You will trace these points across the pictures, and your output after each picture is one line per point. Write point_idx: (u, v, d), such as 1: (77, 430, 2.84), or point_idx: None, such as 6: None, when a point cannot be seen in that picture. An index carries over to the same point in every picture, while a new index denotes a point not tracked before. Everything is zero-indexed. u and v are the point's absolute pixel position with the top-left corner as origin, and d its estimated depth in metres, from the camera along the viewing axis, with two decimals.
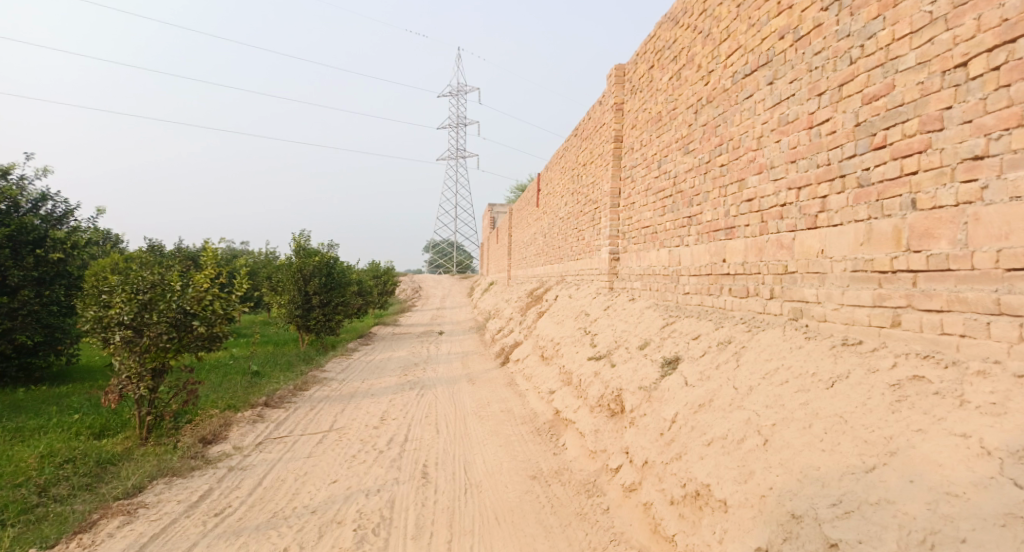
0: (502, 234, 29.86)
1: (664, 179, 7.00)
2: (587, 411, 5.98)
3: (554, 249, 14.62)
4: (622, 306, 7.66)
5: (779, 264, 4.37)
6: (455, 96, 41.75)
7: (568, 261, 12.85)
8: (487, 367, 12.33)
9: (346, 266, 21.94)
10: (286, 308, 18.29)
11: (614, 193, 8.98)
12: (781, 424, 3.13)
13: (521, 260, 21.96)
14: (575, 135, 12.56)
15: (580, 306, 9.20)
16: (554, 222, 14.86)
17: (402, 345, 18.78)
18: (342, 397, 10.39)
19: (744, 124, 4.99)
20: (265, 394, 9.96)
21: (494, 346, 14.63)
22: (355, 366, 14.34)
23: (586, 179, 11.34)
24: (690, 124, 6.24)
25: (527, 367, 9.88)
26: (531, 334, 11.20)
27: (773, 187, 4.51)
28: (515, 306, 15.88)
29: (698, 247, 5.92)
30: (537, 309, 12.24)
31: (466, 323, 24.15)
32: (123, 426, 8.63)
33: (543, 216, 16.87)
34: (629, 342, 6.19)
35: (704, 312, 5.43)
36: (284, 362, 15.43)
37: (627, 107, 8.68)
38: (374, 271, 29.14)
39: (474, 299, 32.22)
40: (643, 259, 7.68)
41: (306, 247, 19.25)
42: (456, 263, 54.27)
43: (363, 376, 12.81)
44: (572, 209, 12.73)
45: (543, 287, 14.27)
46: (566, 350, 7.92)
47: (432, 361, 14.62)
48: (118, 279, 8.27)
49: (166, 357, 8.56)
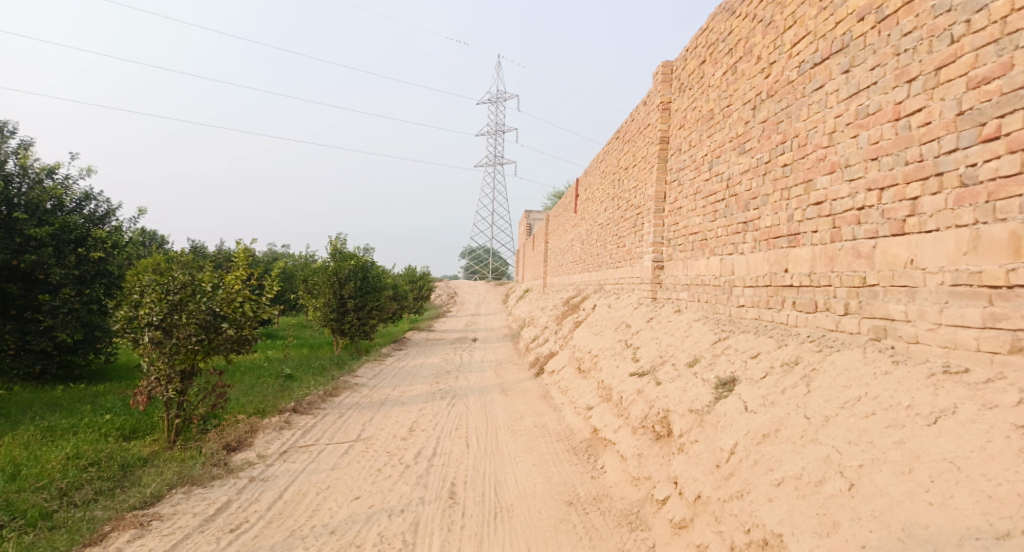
0: (538, 241, 29.45)
1: (715, 182, 6.50)
2: (629, 432, 5.51)
3: (593, 256, 14.13)
4: (667, 318, 7.16)
5: (856, 275, 3.85)
6: (494, 103, 41.67)
7: (607, 269, 12.36)
8: (521, 377, 11.91)
9: (381, 270, 21.80)
10: (321, 311, 18.19)
11: (659, 197, 8.49)
12: (871, 466, 2.65)
13: (557, 267, 21.50)
14: (617, 138, 12.08)
15: (620, 316, 8.72)
16: (593, 229, 14.37)
17: (434, 352, 18.49)
18: (372, 405, 10.07)
19: (813, 119, 4.48)
20: (294, 399, 9.68)
21: (528, 355, 14.20)
22: (388, 372, 14.08)
23: (629, 184, 10.85)
24: (746, 121, 5.74)
25: (563, 379, 9.42)
26: (567, 344, 10.74)
27: (849, 188, 3.99)
28: (551, 314, 15.43)
29: (755, 255, 5.40)
30: (574, 318, 11.77)
31: (500, 330, 23.77)
32: (152, 428, 8.42)
33: (581, 222, 16.39)
34: (675, 357, 5.70)
35: (762, 327, 4.91)
36: (317, 366, 15.24)
37: (674, 106, 8.20)
38: (409, 276, 29.03)
39: (509, 306, 31.85)
40: (690, 268, 7.17)
41: (343, 250, 19.15)
42: (492, 269, 54.04)
43: (394, 382, 12.51)
44: (613, 215, 12.24)
45: (581, 296, 13.79)
46: (605, 364, 7.46)
47: (465, 369, 14.26)
48: (148, 278, 8.09)
49: (195, 358, 8.35)
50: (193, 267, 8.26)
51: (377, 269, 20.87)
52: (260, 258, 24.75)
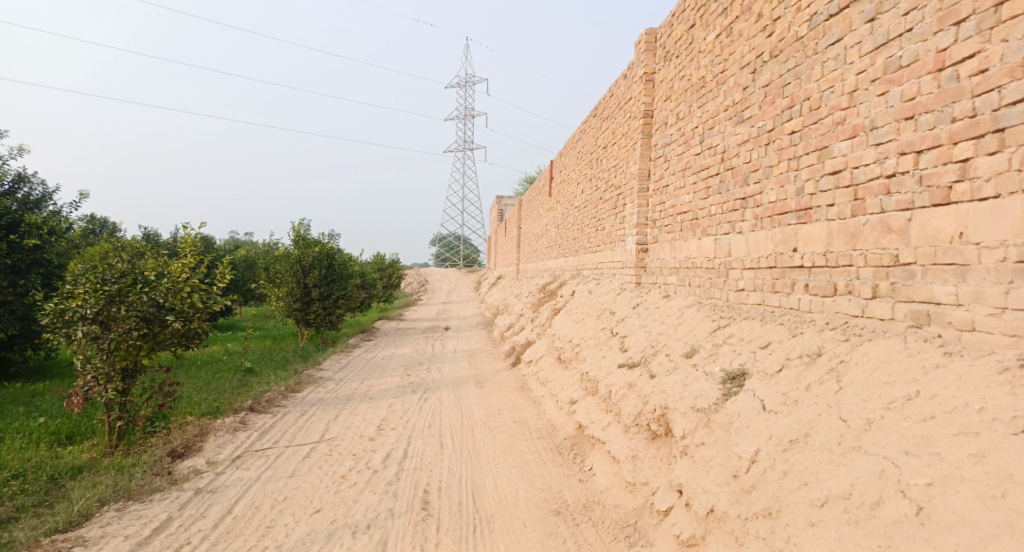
0: (510, 227, 28.84)
1: (707, 156, 5.99)
2: (620, 431, 5.01)
3: (569, 240, 13.60)
4: (654, 304, 6.67)
5: (885, 254, 3.37)
6: (463, 87, 40.79)
7: (585, 253, 11.85)
8: (496, 368, 11.36)
9: (348, 258, 20.96)
10: (284, 301, 17.36)
11: (642, 176, 7.97)
12: (943, 486, 2.29)
13: (531, 253, 20.93)
14: (595, 116, 11.52)
15: (602, 303, 8.22)
16: (569, 212, 13.83)
17: (404, 342, 17.81)
18: (337, 401, 9.39)
19: (828, 77, 3.99)
20: (250, 397, 8.95)
21: (503, 344, 13.66)
22: (356, 364, 13.38)
23: (608, 163, 10.32)
24: (745, 86, 5.23)
25: (542, 370, 8.91)
26: (545, 334, 10.22)
27: (875, 153, 3.50)
28: (525, 301, 14.90)
29: (757, 234, 4.90)
30: (551, 306, 11.24)
31: (472, 319, 23.17)
32: (93, 432, 7.65)
33: (556, 206, 15.84)
34: (669, 347, 5.21)
35: (768, 313, 4.42)
36: (279, 360, 14.44)
37: (659, 77, 7.67)
38: (378, 264, 28.18)
39: (481, 293, 31.26)
40: (679, 250, 6.67)
41: (307, 236, 18.26)
42: (463, 257, 53.31)
43: (362, 376, 11.85)
44: (590, 197, 11.71)
45: (557, 282, 13.27)
46: (589, 354, 6.95)
47: (436, 360, 13.64)
48: (82, 267, 7.28)
49: (137, 355, 7.59)
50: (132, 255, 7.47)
51: (343, 256, 20.02)
52: (219, 246, 23.61)
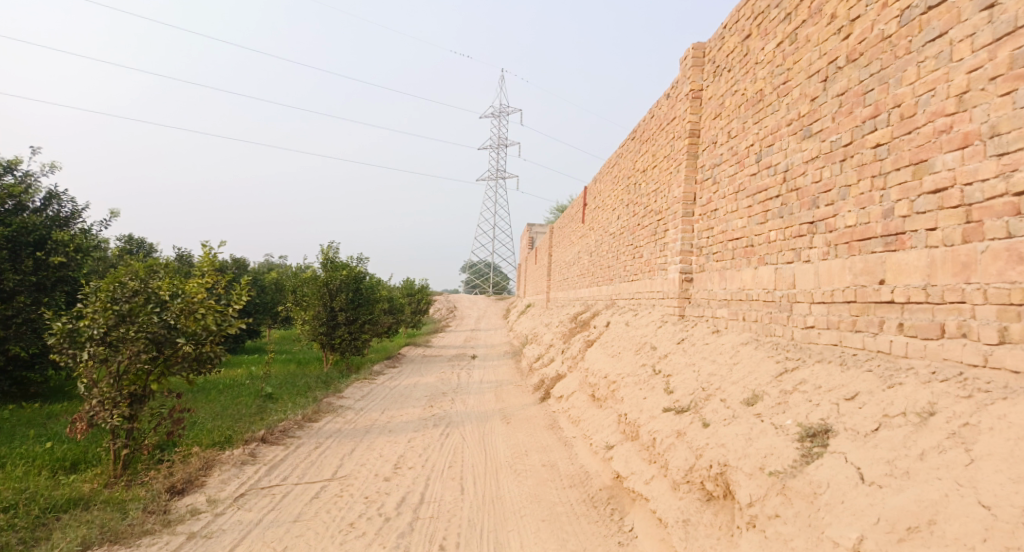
0: (540, 254, 28.27)
1: (766, 176, 5.37)
2: (666, 487, 4.35)
3: (603, 268, 12.99)
4: (702, 341, 6.00)
5: (1014, 288, 2.77)
6: (497, 114, 40.89)
7: (621, 282, 11.20)
8: (524, 402, 10.69)
9: (376, 282, 20.63)
10: (309, 325, 17.03)
11: (687, 200, 7.36)
12: None
13: (562, 281, 20.33)
14: (634, 139, 10.96)
15: (641, 337, 7.56)
16: (604, 239, 13.24)
17: (430, 370, 17.30)
18: (354, 434, 8.82)
19: (926, 79, 3.38)
20: (263, 427, 8.43)
21: (532, 376, 12.99)
22: (378, 393, 12.87)
23: (647, 187, 9.72)
24: (813, 97, 4.63)
25: (574, 407, 8.25)
26: (577, 367, 9.56)
27: (1000, 165, 2.89)
28: (556, 331, 14.24)
29: (829, 264, 4.25)
30: (583, 338, 10.57)
31: (500, 347, 22.53)
32: (98, 460, 7.22)
33: (590, 233, 15.24)
34: (725, 392, 4.54)
35: (848, 357, 3.75)
36: (301, 385, 13.98)
37: (707, 94, 7.10)
38: (406, 289, 27.80)
39: (510, 322, 30.61)
40: (731, 281, 6.01)
41: (334, 259, 17.97)
42: (493, 284, 52.88)
43: (383, 405, 11.31)
44: (627, 223, 11.10)
45: (590, 312, 12.63)
46: (627, 393, 6.29)
47: (461, 390, 13.06)
48: (92, 285, 6.91)
49: (146, 379, 7.15)
50: (145, 273, 7.07)
51: (371, 280, 19.65)
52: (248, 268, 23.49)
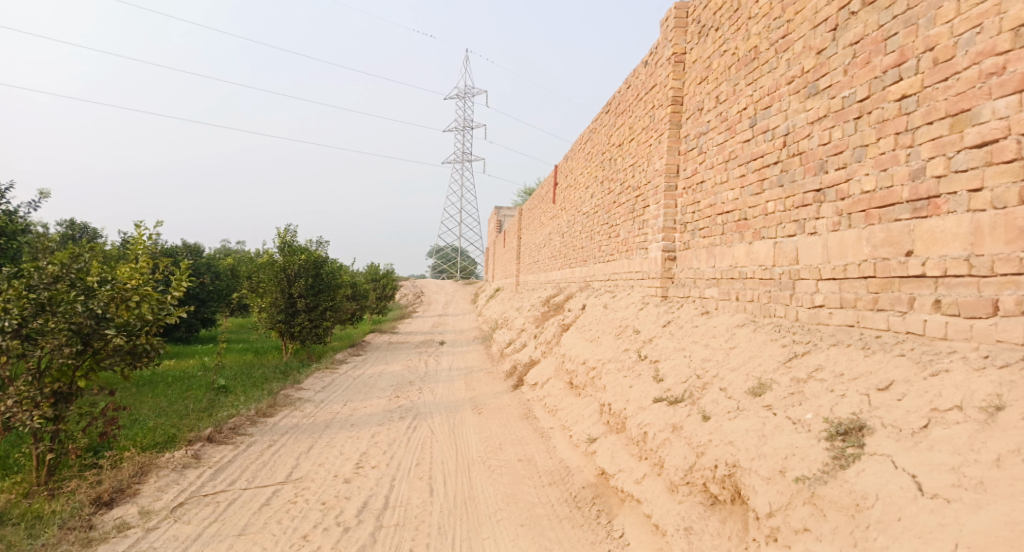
0: (509, 237, 27.72)
1: (763, 141, 4.87)
2: (661, 489, 3.87)
3: (576, 249, 12.49)
4: (690, 323, 5.52)
5: None
6: (462, 95, 40.04)
7: (596, 263, 10.73)
8: (496, 390, 10.18)
9: (338, 267, 19.83)
10: (268, 312, 16.22)
11: (668, 172, 6.85)
12: None
13: (532, 263, 19.82)
14: (608, 112, 10.43)
15: (621, 320, 7.08)
16: (576, 219, 12.74)
17: (396, 357, 16.67)
18: (313, 429, 8.17)
19: (970, 14, 2.91)
20: (209, 424, 7.73)
21: (503, 362, 12.47)
22: (341, 383, 12.23)
23: (624, 163, 9.21)
24: (820, 49, 4.13)
25: (550, 396, 7.76)
26: (552, 353, 9.07)
27: None
28: (527, 315, 13.73)
29: (842, 235, 3.78)
30: (557, 321, 10.09)
31: (469, 333, 21.99)
32: (20, 466, 6.45)
33: (561, 213, 14.73)
34: (724, 380, 4.07)
35: (871, 339, 3.28)
36: (257, 376, 13.22)
37: (691, 57, 6.58)
38: (371, 274, 26.98)
39: (478, 306, 30.08)
40: (722, 258, 5.53)
41: (293, 242, 17.11)
42: (460, 268, 52.20)
43: (346, 396, 10.67)
44: (602, 201, 10.60)
45: (563, 294, 12.15)
46: (609, 381, 5.80)
47: (430, 378, 12.50)
48: (6, 270, 6.12)
49: (72, 374, 6.43)
50: (68, 255, 6.29)
51: (333, 265, 18.85)
52: (202, 255, 22.42)
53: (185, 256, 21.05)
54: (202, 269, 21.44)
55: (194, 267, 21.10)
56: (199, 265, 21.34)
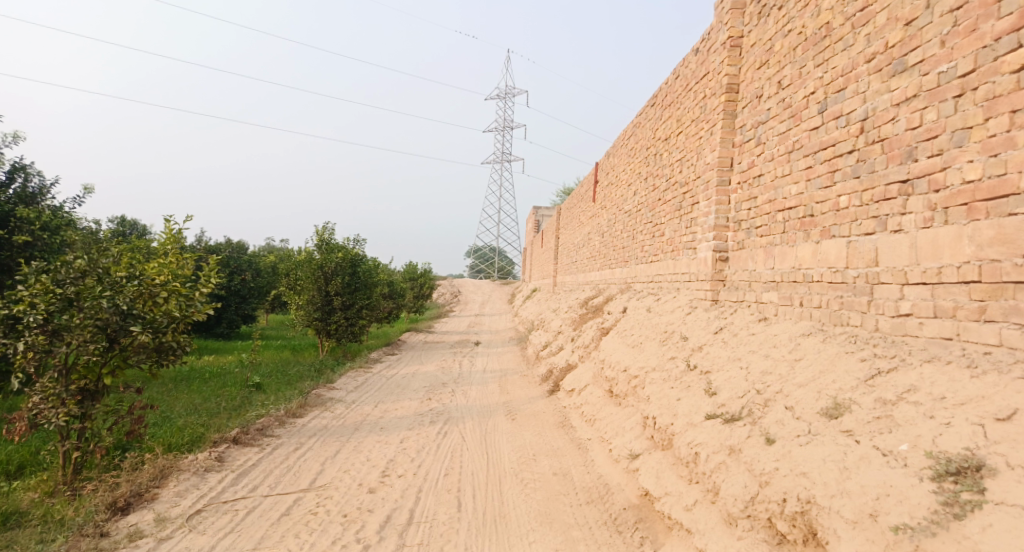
0: (547, 238, 27.31)
1: (835, 127, 4.34)
2: (716, 521, 3.40)
3: (617, 249, 12.00)
4: (745, 330, 5.02)
5: None
6: (503, 96, 39.93)
7: (639, 264, 10.21)
8: (532, 395, 9.75)
9: (375, 266, 19.71)
10: (304, 310, 16.16)
11: (721, 166, 6.33)
12: None
13: (570, 264, 19.36)
14: (654, 105, 9.90)
15: (667, 325, 6.58)
16: (618, 218, 12.24)
17: (430, 357, 16.42)
18: (340, 431, 7.87)
19: None
20: (235, 425, 7.48)
21: (539, 366, 12.03)
22: (373, 383, 12.00)
23: (671, 158, 8.67)
24: (909, 19, 3.60)
25: (588, 404, 7.33)
26: (591, 359, 8.60)
27: None
28: (565, 317, 13.26)
29: (935, 232, 3.27)
30: (596, 325, 9.61)
31: (505, 334, 21.60)
32: (45, 464, 6.30)
33: (602, 212, 14.20)
34: (790, 397, 3.58)
35: (978, 356, 2.80)
36: (290, 374, 13.07)
37: (749, 40, 6.06)
38: (409, 273, 26.83)
39: (515, 306, 29.66)
40: (783, 259, 5.01)
41: (329, 240, 17.01)
42: (498, 268, 51.93)
43: (377, 397, 10.41)
44: (646, 199, 10.06)
45: (602, 296, 11.68)
46: (654, 392, 5.33)
47: (463, 380, 12.18)
48: (33, 264, 5.96)
49: (98, 371, 6.25)
50: (96, 249, 6.13)
51: (369, 263, 18.68)
52: (242, 251, 22.56)
53: (225, 252, 21.19)
54: (242, 266, 21.57)
55: (234, 263, 21.23)
56: (239, 261, 21.47)
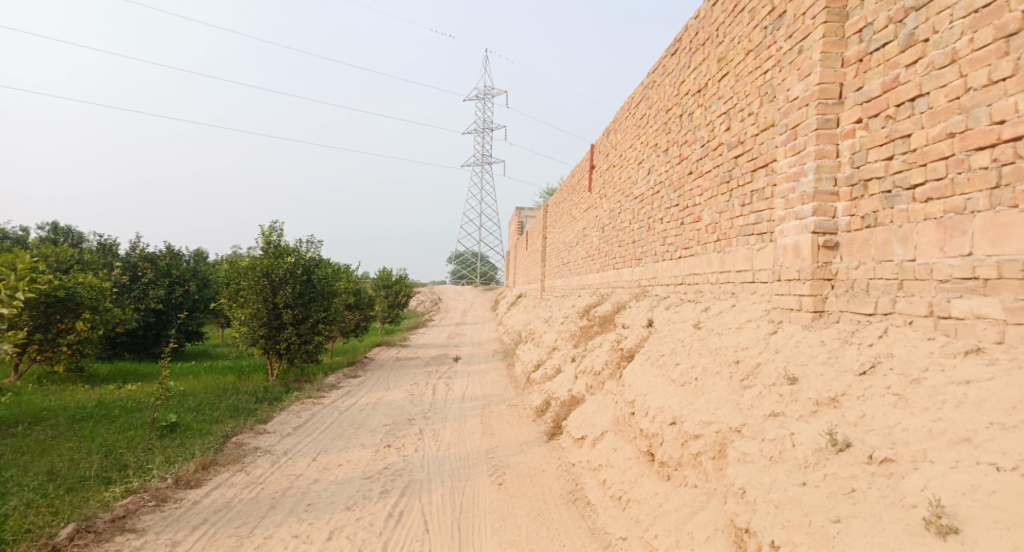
0: (532, 239, 24.94)
1: None
2: None
3: (626, 244, 9.76)
4: (936, 373, 2.71)
5: None
6: (482, 93, 37.93)
7: (661, 262, 7.87)
8: (527, 439, 7.34)
9: (337, 272, 17.27)
10: (246, 326, 13.77)
11: (820, 96, 3.98)
12: None
13: (562, 266, 17.04)
14: (676, 52, 7.60)
15: (739, 351, 4.24)
16: (625, 207, 9.97)
17: (400, 379, 14.01)
18: (243, 517, 5.44)
19: None
20: (68, 517, 4.98)
21: (532, 394, 9.67)
22: (322, 420, 9.60)
23: (709, 114, 6.35)
24: None
25: (611, 468, 5.00)
26: (607, 394, 6.25)
27: None
28: (561, 331, 10.87)
29: None
30: (610, 343, 7.24)
31: (489, 346, 19.20)
32: None
33: (602, 201, 11.86)
34: None
35: None
36: (218, 413, 10.58)
37: None
38: (382, 280, 24.15)
39: (500, 314, 27.09)
40: (1005, 235, 2.77)
41: (278, 242, 14.51)
42: (480, 274, 49.35)
43: (320, 445, 8.03)
44: (668, 175, 7.77)
45: (607, 305, 9.39)
46: (755, 482, 2.98)
47: (437, 411, 9.82)
48: None
49: None
50: None
51: (329, 270, 16.12)
52: (186, 260, 20.18)
53: (166, 261, 18.77)
54: (185, 276, 19.19)
55: (176, 273, 18.82)
56: (183, 271, 19.10)
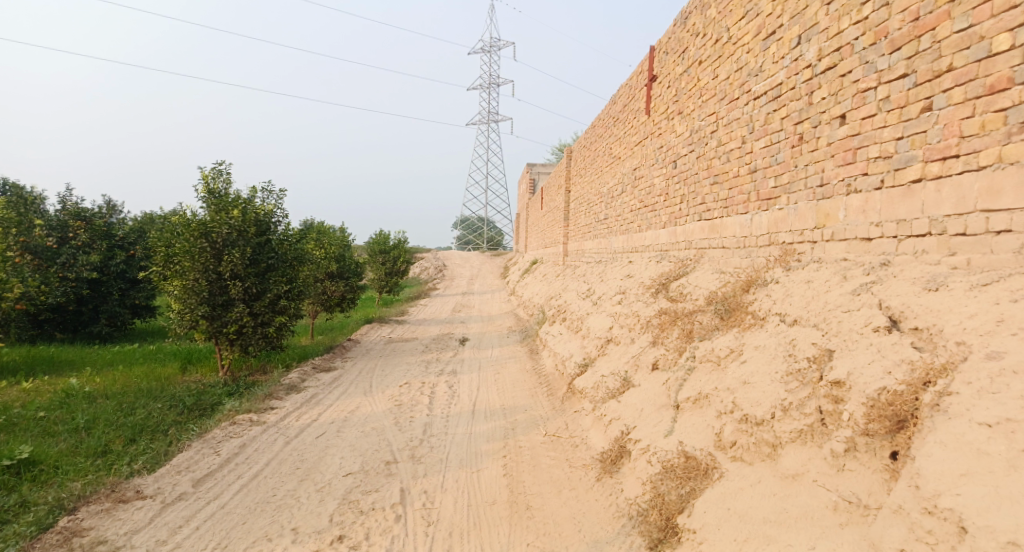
0: (549, 195, 20.99)
1: None
2: None
3: (731, 178, 6.15)
4: None
5: None
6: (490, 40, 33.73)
7: (840, 196, 4.23)
8: (605, 545, 3.78)
9: (308, 232, 13.52)
10: (182, 305, 10.26)
11: None
12: None
13: (595, 225, 13.34)
14: None
15: None
16: (728, 122, 6.31)
17: (391, 373, 10.51)
18: None
19: None
20: None
21: (583, 416, 6.19)
22: (257, 459, 6.10)
23: None
24: None
25: None
26: (826, 499, 2.75)
27: None
28: (616, 313, 7.35)
29: None
30: (771, 359, 3.61)
31: (499, 323, 15.57)
32: None
33: (672, 126, 8.21)
34: None
35: None
36: (111, 438, 7.05)
37: None
38: (376, 244, 20.32)
39: (511, 283, 23.26)
40: None
41: (219, 190, 10.77)
42: (487, 238, 45.37)
43: (222, 532, 4.51)
44: (865, 26, 4.05)
45: (704, 278, 5.84)
46: None
47: (434, 440, 6.33)
48: None
49: None
50: None
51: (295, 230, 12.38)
52: (136, 221, 16.62)
53: (104, 219, 15.12)
54: (131, 239, 15.64)
55: (119, 235, 15.25)
56: (127, 233, 15.52)
